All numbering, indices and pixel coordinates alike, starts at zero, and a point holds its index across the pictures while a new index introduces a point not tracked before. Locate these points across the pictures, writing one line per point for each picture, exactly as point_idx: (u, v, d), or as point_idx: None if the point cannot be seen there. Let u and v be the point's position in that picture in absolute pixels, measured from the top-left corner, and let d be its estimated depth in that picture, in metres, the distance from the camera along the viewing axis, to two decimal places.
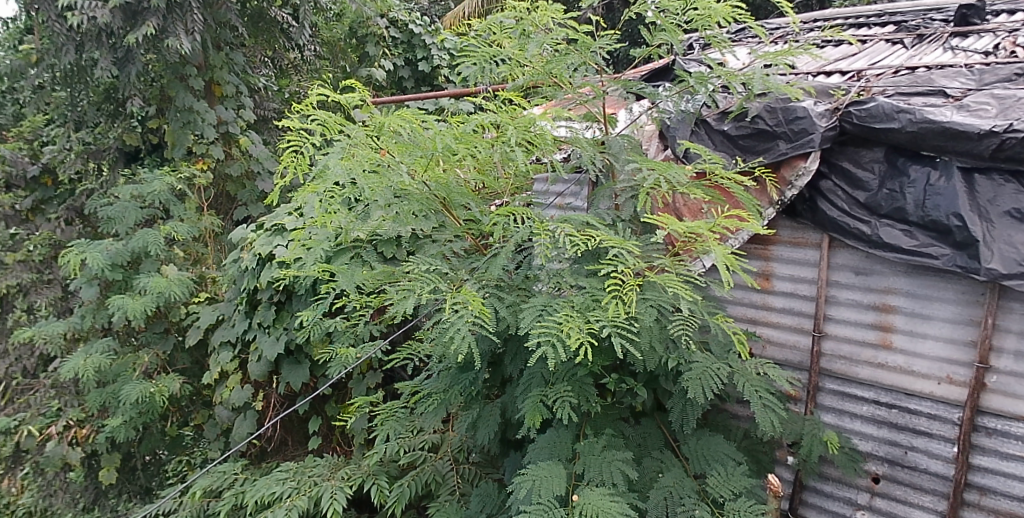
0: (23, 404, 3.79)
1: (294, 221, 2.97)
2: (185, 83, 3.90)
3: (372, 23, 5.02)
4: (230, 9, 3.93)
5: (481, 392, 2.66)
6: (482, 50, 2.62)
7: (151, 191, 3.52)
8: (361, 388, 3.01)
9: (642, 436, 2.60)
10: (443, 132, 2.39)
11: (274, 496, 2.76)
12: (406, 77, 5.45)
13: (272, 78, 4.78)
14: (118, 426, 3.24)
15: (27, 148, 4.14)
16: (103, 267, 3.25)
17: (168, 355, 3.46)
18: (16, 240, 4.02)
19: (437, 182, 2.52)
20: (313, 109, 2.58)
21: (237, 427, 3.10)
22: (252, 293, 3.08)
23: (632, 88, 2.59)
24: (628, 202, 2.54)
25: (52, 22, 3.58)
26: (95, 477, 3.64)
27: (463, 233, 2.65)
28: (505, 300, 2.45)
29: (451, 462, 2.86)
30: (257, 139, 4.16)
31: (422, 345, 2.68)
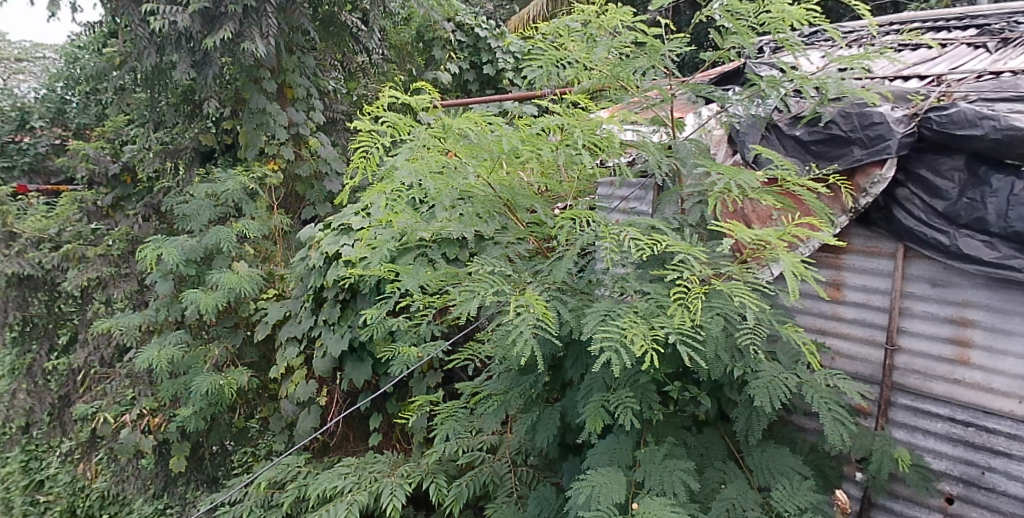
0: (101, 391, 3.91)
1: (361, 221, 3.01)
2: (258, 86, 4.02)
3: (439, 27, 5.10)
4: (303, 15, 4.04)
5: (541, 395, 2.65)
6: (549, 54, 2.65)
7: (225, 190, 3.63)
8: (422, 387, 3.02)
9: (705, 445, 2.56)
10: (510, 134, 2.44)
11: (337, 490, 2.81)
12: (471, 80, 5.49)
13: (341, 81, 4.88)
14: (188, 416, 3.35)
15: (109, 147, 4.31)
16: (178, 262, 3.36)
17: (237, 348, 3.55)
18: (97, 235, 4.31)
19: (502, 184, 2.56)
20: (383, 111, 2.63)
21: (301, 421, 3.16)
22: (318, 291, 3.14)
23: (701, 91, 2.55)
24: (695, 207, 2.53)
25: (135, 26, 3.75)
26: (165, 464, 3.74)
27: (527, 236, 2.65)
28: (568, 304, 2.44)
29: (510, 463, 2.84)
30: (326, 141, 4.24)
31: (484, 346, 2.69)
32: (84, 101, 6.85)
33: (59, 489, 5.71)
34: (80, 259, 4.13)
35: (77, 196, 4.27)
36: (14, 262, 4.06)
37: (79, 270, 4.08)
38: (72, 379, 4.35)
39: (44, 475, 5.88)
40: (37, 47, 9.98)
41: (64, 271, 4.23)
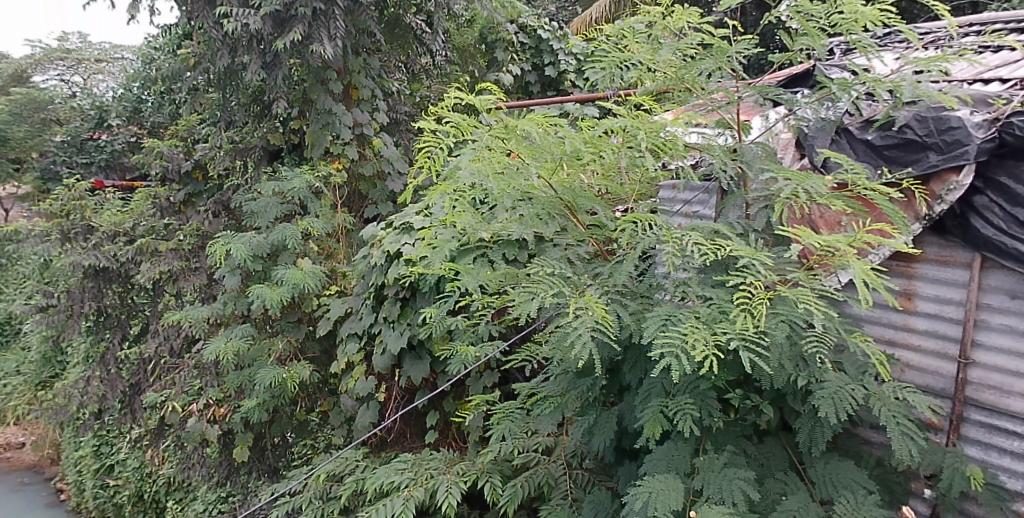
0: (170, 381, 4.05)
1: (422, 221, 3.05)
2: (325, 87, 4.11)
3: (502, 29, 5.16)
4: (369, 17, 4.12)
5: (598, 398, 2.64)
6: (613, 55, 2.67)
7: (291, 188, 3.73)
8: (479, 387, 3.03)
9: (766, 455, 2.51)
10: (573, 136, 2.44)
11: (394, 485, 2.85)
12: (533, 82, 5.52)
13: (405, 83, 4.94)
14: (252, 407, 3.45)
15: (183, 146, 4.49)
16: (245, 258, 3.46)
17: (300, 342, 3.63)
18: (169, 230, 4.48)
19: (563, 186, 2.55)
20: (448, 112, 2.67)
21: (360, 416, 3.22)
22: (379, 289, 3.19)
23: (769, 93, 2.51)
24: (760, 212, 2.46)
25: (209, 29, 3.88)
26: (229, 454, 3.84)
27: (587, 238, 2.63)
28: (628, 307, 2.42)
29: (564, 466, 2.83)
30: (389, 141, 4.29)
31: (541, 348, 2.68)
32: (159, 100, 7.34)
33: (128, 473, 5.95)
34: (152, 253, 4.36)
35: (151, 193, 4.56)
36: (91, 255, 4.32)
37: (152, 264, 4.25)
38: (142, 368, 4.48)
39: (115, 459, 6.12)
40: (117, 49, 10.46)
41: (137, 264, 4.47)
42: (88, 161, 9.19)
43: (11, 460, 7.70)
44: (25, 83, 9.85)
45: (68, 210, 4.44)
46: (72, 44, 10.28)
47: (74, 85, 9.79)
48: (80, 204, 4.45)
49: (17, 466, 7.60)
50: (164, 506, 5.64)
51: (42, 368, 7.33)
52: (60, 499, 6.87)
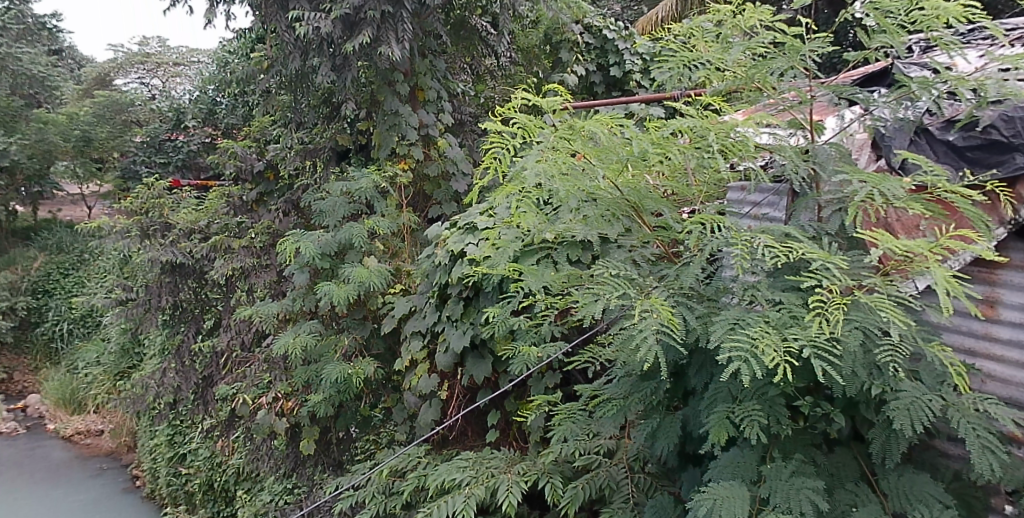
0: (242, 373, 4.18)
1: (486, 221, 3.07)
2: (392, 89, 4.19)
3: (568, 29, 5.21)
4: (436, 20, 4.18)
5: (662, 401, 2.60)
6: (681, 55, 2.67)
7: (359, 188, 3.81)
8: (540, 388, 3.02)
9: (836, 465, 2.43)
10: (641, 137, 2.42)
11: (455, 482, 2.88)
12: (598, 82, 5.52)
13: (470, 84, 4.99)
14: (319, 401, 3.53)
15: (256, 147, 4.71)
16: (313, 256, 3.55)
17: (365, 339, 3.69)
18: (242, 228, 4.59)
19: (629, 186, 2.54)
20: (515, 113, 2.69)
21: (423, 413, 3.25)
22: (443, 288, 3.23)
23: (843, 92, 2.41)
24: (834, 215, 2.40)
25: (282, 32, 3.99)
26: (295, 446, 3.93)
27: (652, 240, 2.59)
28: (695, 310, 2.38)
29: (627, 469, 2.79)
30: (453, 142, 4.33)
31: (605, 349, 2.66)
32: (231, 101, 7.63)
33: (199, 462, 6.17)
34: (226, 250, 4.47)
35: (226, 192, 4.73)
36: (167, 251, 4.53)
37: (226, 260, 4.38)
38: (214, 361, 4.62)
39: (187, 448, 6.34)
40: (192, 52, 12.40)
41: (211, 261, 4.66)
42: (166, 160, 9.79)
43: (91, 446, 8.10)
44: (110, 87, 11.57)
45: (147, 208, 4.78)
46: (150, 48, 12.37)
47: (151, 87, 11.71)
48: (158, 203, 4.78)
49: (97, 452, 7.98)
50: (233, 495, 5.82)
51: (121, 359, 7.68)
52: (135, 485, 7.18)
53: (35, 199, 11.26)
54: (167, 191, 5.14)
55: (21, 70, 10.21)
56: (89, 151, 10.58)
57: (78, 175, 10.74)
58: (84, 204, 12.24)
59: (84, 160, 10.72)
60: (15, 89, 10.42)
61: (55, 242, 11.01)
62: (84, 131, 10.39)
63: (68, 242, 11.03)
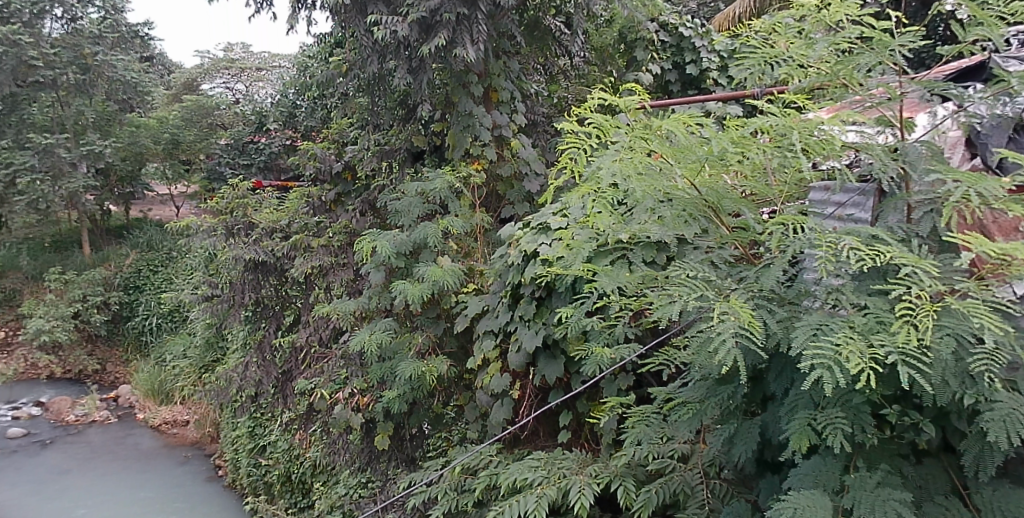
0: (319, 369, 4.29)
1: (560, 222, 3.08)
2: (466, 90, 4.24)
3: (643, 28, 5.17)
4: (510, 21, 4.21)
5: (740, 406, 2.55)
6: (763, 51, 2.64)
7: (434, 188, 3.87)
8: (613, 389, 3.00)
9: (925, 477, 2.32)
10: (722, 136, 2.42)
11: (527, 482, 2.88)
12: (673, 81, 5.46)
13: (544, 84, 5.02)
14: (393, 397, 3.59)
15: (335, 148, 4.83)
16: (389, 255, 3.62)
17: (439, 337, 3.74)
18: (320, 227, 4.74)
19: (707, 186, 2.48)
20: (592, 113, 2.71)
21: (495, 412, 3.27)
22: (516, 287, 3.25)
23: (936, 89, 2.33)
24: (925, 216, 2.28)
25: (361, 36, 4.09)
26: (370, 441, 4.01)
27: (730, 241, 2.52)
28: (775, 313, 2.31)
29: (702, 474, 2.74)
30: (527, 142, 4.34)
31: (680, 352, 2.62)
32: (311, 105, 7.89)
33: (278, 454, 6.36)
34: (306, 249, 4.63)
35: (305, 192, 4.86)
36: (251, 249, 4.74)
37: (305, 258, 4.50)
38: (294, 356, 4.75)
39: (267, 440, 6.54)
40: (274, 58, 13.22)
41: (291, 259, 4.82)
42: (249, 161, 11.02)
43: (177, 435, 8.46)
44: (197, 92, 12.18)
45: (233, 207, 5.09)
46: (235, 55, 13.17)
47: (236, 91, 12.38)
48: (243, 203, 5.09)
49: (183, 441, 8.33)
50: (309, 487, 5.97)
51: (206, 352, 8.03)
52: (217, 475, 7.46)
53: (127, 198, 11.87)
54: (251, 192, 5.36)
55: (116, 77, 10.77)
56: (177, 152, 11.23)
57: (167, 177, 11.27)
58: (172, 204, 12.84)
59: (172, 162, 11.37)
60: (109, 96, 10.99)
61: (146, 240, 11.49)
62: (173, 134, 11.10)
63: (157, 239, 11.49)
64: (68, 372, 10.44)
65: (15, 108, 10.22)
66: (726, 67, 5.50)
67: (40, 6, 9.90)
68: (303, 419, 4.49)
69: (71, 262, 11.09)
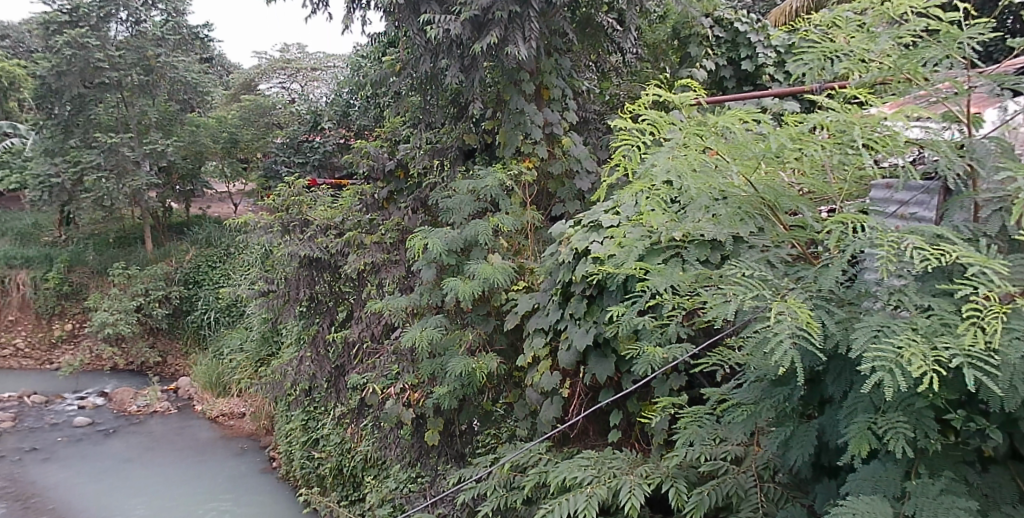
0: (372, 364, 4.35)
1: (611, 219, 3.05)
2: (518, 88, 4.25)
3: (697, 23, 5.13)
4: (562, 18, 4.21)
5: (796, 409, 2.49)
6: (821, 46, 2.57)
7: (485, 186, 3.88)
8: (664, 389, 2.97)
9: (992, 486, 2.22)
10: (779, 132, 2.35)
11: (577, 480, 2.87)
12: (728, 77, 5.39)
13: (595, 81, 5.00)
14: (444, 393, 3.62)
15: (388, 147, 4.90)
16: (441, 252, 3.66)
17: (489, 334, 3.76)
18: (374, 224, 4.80)
19: (764, 184, 2.43)
20: (646, 110, 2.69)
21: (544, 410, 3.27)
22: (566, 286, 3.24)
23: (1007, 82, 2.23)
24: (993, 215, 2.21)
25: (414, 36, 4.14)
26: (421, 436, 4.05)
27: (788, 240, 2.47)
28: (835, 314, 2.26)
29: (756, 477, 2.69)
30: (578, 140, 4.33)
31: (734, 352, 2.58)
32: (366, 103, 8.04)
33: (331, 447, 6.47)
34: (359, 246, 4.67)
35: (359, 189, 4.94)
36: (306, 246, 4.84)
37: (358, 255, 4.56)
38: (347, 351, 4.83)
39: (320, 433, 6.66)
40: (329, 58, 13.46)
41: (344, 255, 4.90)
42: (304, 160, 11.06)
43: (234, 427, 8.68)
44: (256, 92, 12.60)
45: (289, 205, 5.22)
46: (291, 55, 13.44)
47: (292, 91, 12.65)
48: (298, 200, 5.21)
49: (239, 433, 8.54)
50: (360, 481, 6.06)
51: (262, 346, 8.22)
52: (272, 467, 7.62)
53: (187, 196, 12.25)
54: (307, 189, 5.48)
55: (177, 78, 11.11)
56: (235, 151, 11.74)
57: (226, 174, 11.89)
58: (231, 202, 13.22)
59: (231, 160, 11.94)
60: (172, 96, 11.36)
61: (206, 236, 11.81)
62: (231, 133, 11.47)
63: (216, 236, 11.80)
64: (131, 364, 10.90)
65: (83, 108, 10.62)
66: (784, 63, 5.38)
67: (107, 9, 10.28)
68: (356, 413, 4.56)
69: (134, 257, 11.47)
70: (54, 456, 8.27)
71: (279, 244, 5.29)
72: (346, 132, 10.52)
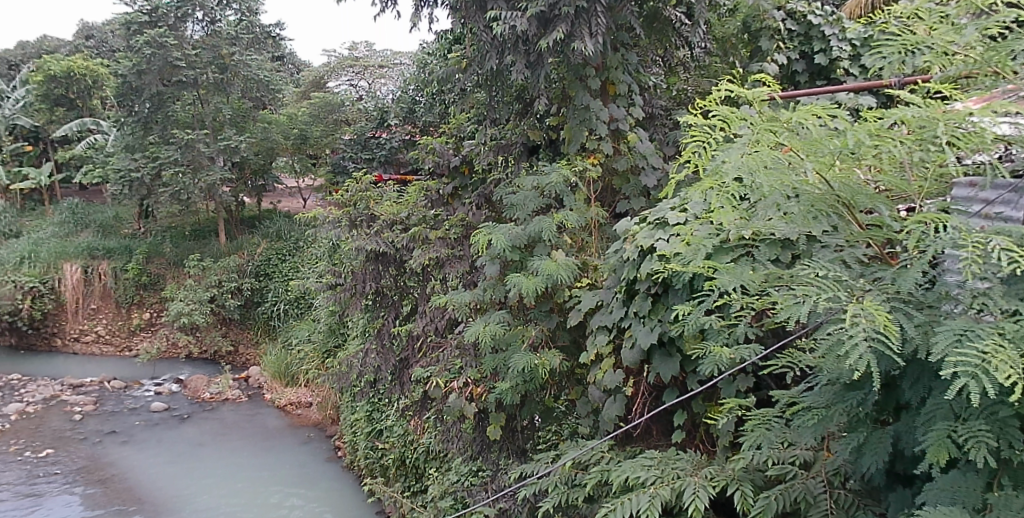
0: (435, 358, 4.41)
1: (678, 217, 3.01)
2: (584, 83, 4.23)
3: (769, 16, 5.01)
4: (630, 12, 4.15)
5: (870, 415, 2.41)
6: (901, 40, 2.44)
7: (549, 182, 3.88)
8: (730, 390, 2.91)
9: None
10: (857, 127, 2.27)
11: (640, 480, 2.85)
12: (801, 71, 5.26)
13: (662, 76, 4.95)
14: (507, 388, 3.64)
15: (453, 143, 4.94)
16: (504, 247, 3.68)
17: (552, 331, 3.76)
18: (438, 220, 4.85)
19: (840, 182, 2.35)
20: (717, 105, 2.65)
21: (607, 408, 3.25)
22: (631, 284, 3.21)
23: None
24: None
25: (481, 32, 4.16)
26: (483, 430, 4.09)
27: (864, 240, 2.39)
28: (913, 317, 2.16)
29: (825, 483, 2.61)
30: (644, 136, 4.28)
31: (806, 354, 2.51)
32: (432, 100, 8.15)
33: (394, 439, 6.59)
34: (424, 241, 4.73)
35: (424, 186, 5.02)
36: (373, 240, 4.93)
37: (423, 250, 4.61)
38: (411, 345, 4.92)
39: (384, 424, 6.79)
40: (395, 55, 13.63)
41: (410, 250, 4.97)
42: (371, 156, 11.20)
43: (301, 416, 8.92)
44: (325, 89, 12.92)
45: (356, 200, 5.32)
46: (360, 53, 13.69)
47: (360, 88, 12.90)
48: (365, 196, 5.31)
49: (306, 422, 8.78)
50: (422, 472, 6.16)
51: (328, 337, 8.43)
52: (337, 455, 7.81)
53: (259, 191, 12.64)
54: (374, 185, 5.57)
55: (250, 76, 11.46)
56: (306, 148, 12.02)
57: (296, 170, 12.27)
58: (300, 197, 13.59)
59: (301, 156, 12.26)
60: (245, 93, 11.74)
61: (275, 229, 12.15)
62: (302, 129, 11.77)
63: (286, 230, 12.10)
64: (204, 352, 11.35)
65: (161, 105, 11.05)
66: (859, 56, 5.25)
67: (184, 10, 10.69)
68: (419, 405, 4.64)
69: (208, 250, 11.90)
70: (132, 439, 8.67)
71: (346, 239, 5.41)
72: (412, 129, 10.68)
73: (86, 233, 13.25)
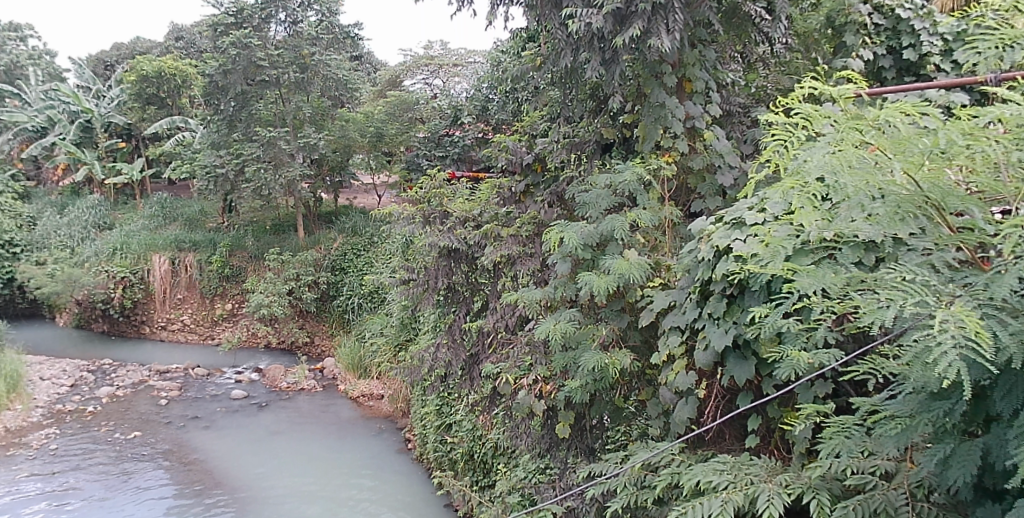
0: (505, 354, 4.44)
1: (756, 217, 2.94)
2: (659, 81, 4.18)
3: (854, 10, 4.86)
4: (708, 8, 4.07)
5: (958, 426, 2.29)
6: (1000, 34, 2.34)
7: (622, 181, 3.87)
8: (808, 396, 2.82)
9: None
10: (948, 126, 2.19)
11: (711, 484, 2.81)
12: (888, 67, 5.02)
13: (739, 74, 4.85)
14: (577, 387, 3.64)
15: (527, 141, 4.98)
16: (577, 246, 3.68)
17: (623, 330, 3.73)
18: (511, 217, 4.89)
19: (930, 182, 2.25)
20: (801, 103, 2.59)
21: (679, 410, 3.22)
22: (705, 284, 3.15)
23: None
24: None
25: (556, 29, 4.18)
26: (552, 428, 4.10)
27: (954, 243, 2.27)
28: (1009, 325, 2.05)
29: (908, 495, 2.50)
30: (721, 134, 4.19)
31: (890, 361, 2.42)
32: (506, 97, 8.21)
33: (462, 433, 6.68)
34: (496, 238, 4.76)
35: (497, 183, 5.06)
36: (445, 237, 5.00)
37: (495, 247, 4.65)
38: (482, 341, 4.96)
39: (453, 419, 6.88)
40: (470, 54, 13.67)
41: (481, 247, 5.01)
42: (444, 153, 11.27)
43: (373, 408, 9.12)
44: (402, 87, 13.21)
45: (430, 197, 5.40)
46: (435, 52, 13.82)
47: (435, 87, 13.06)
48: (439, 193, 5.38)
49: (377, 413, 8.98)
50: (490, 467, 6.21)
51: (401, 331, 8.60)
52: (408, 447, 7.95)
53: (336, 187, 12.97)
54: (447, 182, 5.64)
55: (330, 75, 11.79)
56: (381, 145, 12.22)
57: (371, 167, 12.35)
58: (375, 193, 13.88)
59: (377, 153, 12.44)
60: (325, 92, 12.06)
61: (351, 225, 12.44)
62: (377, 127, 11.95)
63: (360, 225, 12.37)
64: (282, 342, 11.80)
65: (246, 104, 11.50)
66: (951, 51, 4.98)
67: (269, 11, 11.12)
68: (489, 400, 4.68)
69: (287, 244, 12.28)
70: (213, 424, 9.05)
71: (420, 235, 5.50)
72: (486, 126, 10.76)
73: (174, 226, 13.90)
